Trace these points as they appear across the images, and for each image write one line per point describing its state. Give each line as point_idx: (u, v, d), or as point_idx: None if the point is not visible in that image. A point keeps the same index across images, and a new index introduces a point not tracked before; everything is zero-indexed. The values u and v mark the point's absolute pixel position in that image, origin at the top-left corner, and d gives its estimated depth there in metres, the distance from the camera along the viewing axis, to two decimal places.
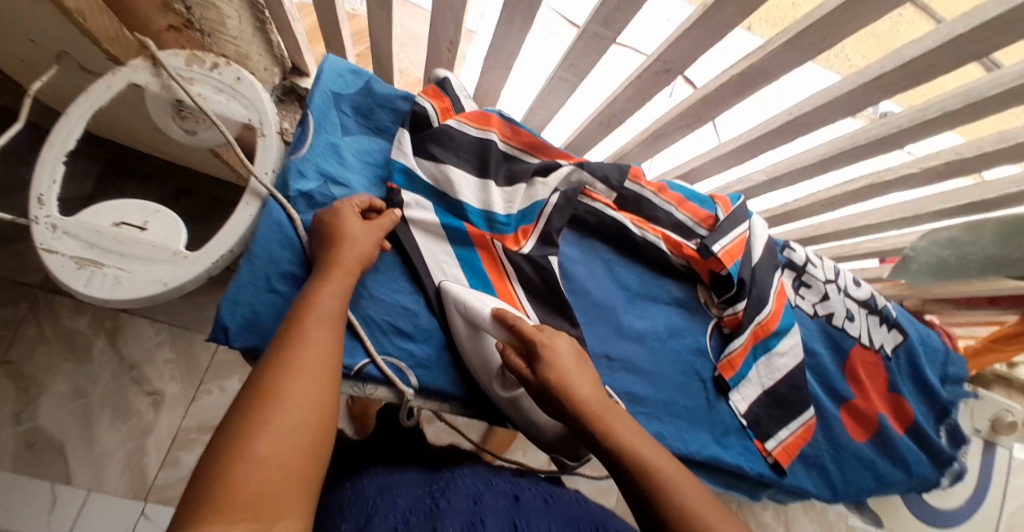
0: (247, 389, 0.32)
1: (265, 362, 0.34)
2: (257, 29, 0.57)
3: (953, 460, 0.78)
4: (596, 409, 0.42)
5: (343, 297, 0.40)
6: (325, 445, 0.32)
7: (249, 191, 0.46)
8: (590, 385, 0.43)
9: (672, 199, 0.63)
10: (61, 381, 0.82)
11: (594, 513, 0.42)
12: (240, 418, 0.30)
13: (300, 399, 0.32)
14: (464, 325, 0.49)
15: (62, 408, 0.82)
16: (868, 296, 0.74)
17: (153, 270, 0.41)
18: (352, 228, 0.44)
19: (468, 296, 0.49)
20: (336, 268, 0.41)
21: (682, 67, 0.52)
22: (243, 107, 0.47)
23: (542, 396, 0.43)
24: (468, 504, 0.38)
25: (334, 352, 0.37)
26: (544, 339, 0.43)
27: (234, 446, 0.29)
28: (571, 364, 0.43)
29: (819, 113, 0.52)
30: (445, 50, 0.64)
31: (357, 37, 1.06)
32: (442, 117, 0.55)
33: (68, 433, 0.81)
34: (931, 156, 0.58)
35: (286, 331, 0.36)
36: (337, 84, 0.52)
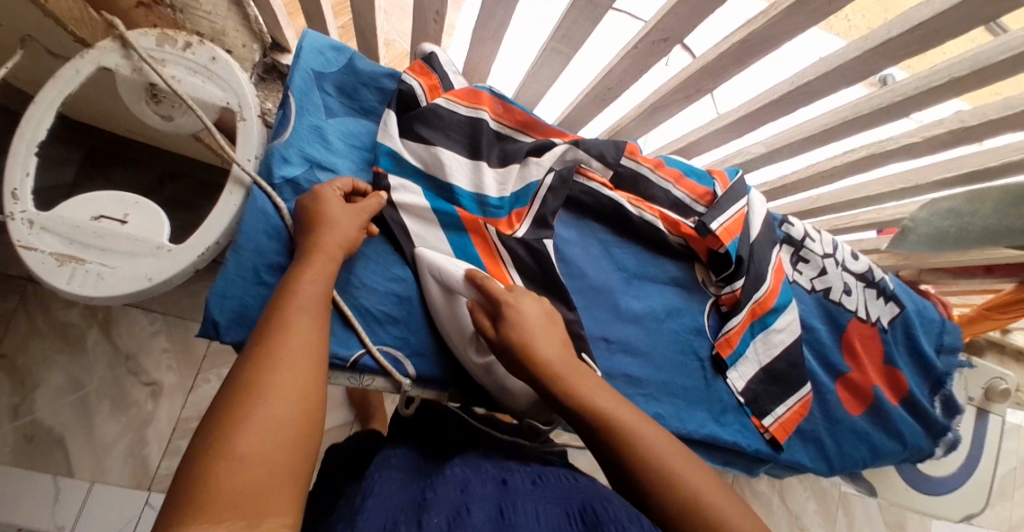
0: (228, 384, 0.32)
1: (246, 355, 0.34)
2: (230, 2, 0.53)
3: (946, 428, 0.79)
4: (558, 369, 0.42)
5: (326, 284, 0.39)
6: (311, 437, 0.32)
7: (232, 179, 0.44)
8: (553, 344, 0.44)
9: (669, 176, 0.62)
10: (55, 374, 0.81)
11: (587, 491, 0.40)
12: (222, 414, 0.30)
13: (281, 392, 0.31)
14: (437, 289, 0.48)
15: (59, 401, 0.81)
16: (866, 269, 0.74)
17: (137, 265, 0.40)
18: (333, 212, 0.42)
19: (442, 260, 0.48)
20: (316, 256, 0.40)
21: (680, 36, 0.50)
22: (220, 89, 0.44)
23: (504, 356, 0.43)
24: (455, 492, 0.37)
25: (318, 340, 0.36)
26: (511, 299, 0.44)
27: (217, 443, 0.28)
28: (538, 326, 0.44)
29: (820, 82, 0.51)
30: (432, 23, 0.61)
31: (340, 10, 1.02)
32: (430, 95, 0.53)
33: (66, 425, 0.81)
34: (934, 124, 0.57)
35: (267, 322, 0.35)
36: (318, 62, 0.50)
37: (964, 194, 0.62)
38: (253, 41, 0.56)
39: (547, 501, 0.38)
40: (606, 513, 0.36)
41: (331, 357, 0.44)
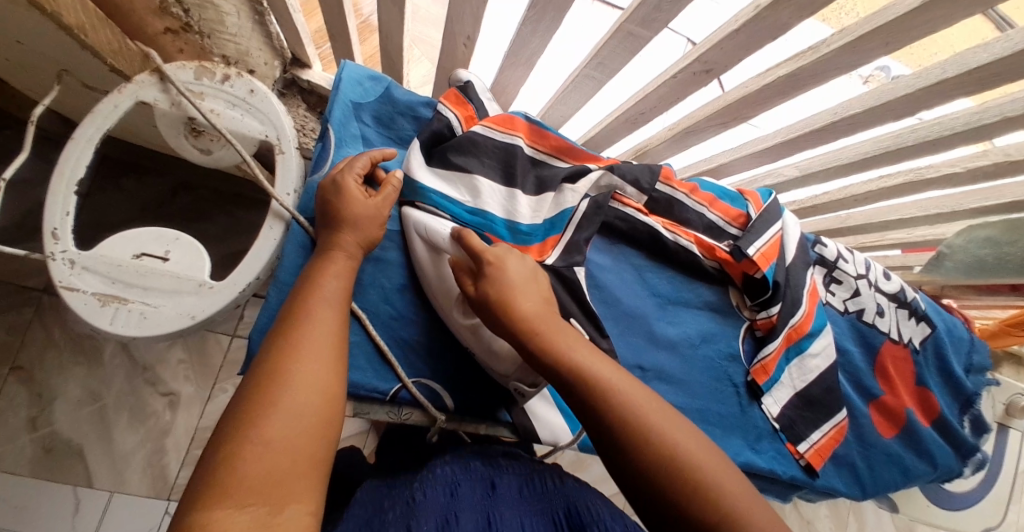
0: (254, 372, 0.31)
1: (269, 345, 0.33)
2: (256, 23, 0.52)
3: (976, 449, 0.77)
4: (534, 325, 0.40)
5: (347, 278, 0.39)
6: (333, 429, 0.31)
7: (271, 213, 0.43)
8: (535, 301, 0.42)
9: (704, 200, 0.61)
10: (73, 386, 0.81)
11: (567, 494, 0.40)
12: (246, 402, 0.30)
13: (305, 381, 0.31)
14: (424, 249, 0.47)
15: (78, 412, 0.81)
16: (898, 289, 0.72)
17: (179, 303, 0.39)
18: (359, 211, 0.41)
19: (428, 218, 0.47)
20: (335, 253, 0.39)
21: (722, 68, 0.49)
22: (259, 121, 0.44)
23: (482, 312, 0.42)
24: (444, 496, 0.36)
25: (338, 333, 0.35)
26: (492, 257, 0.42)
27: (241, 430, 0.28)
28: (522, 286, 0.42)
29: (864, 116, 0.50)
30: (461, 47, 0.60)
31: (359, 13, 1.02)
32: (467, 125, 0.52)
33: (86, 436, 0.81)
34: (978, 155, 0.56)
35: (290, 314, 0.35)
36: (357, 92, 0.49)
37: (1003, 224, 0.63)
38: (275, 57, 0.58)
39: (530, 512, 0.38)
40: (587, 514, 0.38)
41: (371, 390, 0.44)
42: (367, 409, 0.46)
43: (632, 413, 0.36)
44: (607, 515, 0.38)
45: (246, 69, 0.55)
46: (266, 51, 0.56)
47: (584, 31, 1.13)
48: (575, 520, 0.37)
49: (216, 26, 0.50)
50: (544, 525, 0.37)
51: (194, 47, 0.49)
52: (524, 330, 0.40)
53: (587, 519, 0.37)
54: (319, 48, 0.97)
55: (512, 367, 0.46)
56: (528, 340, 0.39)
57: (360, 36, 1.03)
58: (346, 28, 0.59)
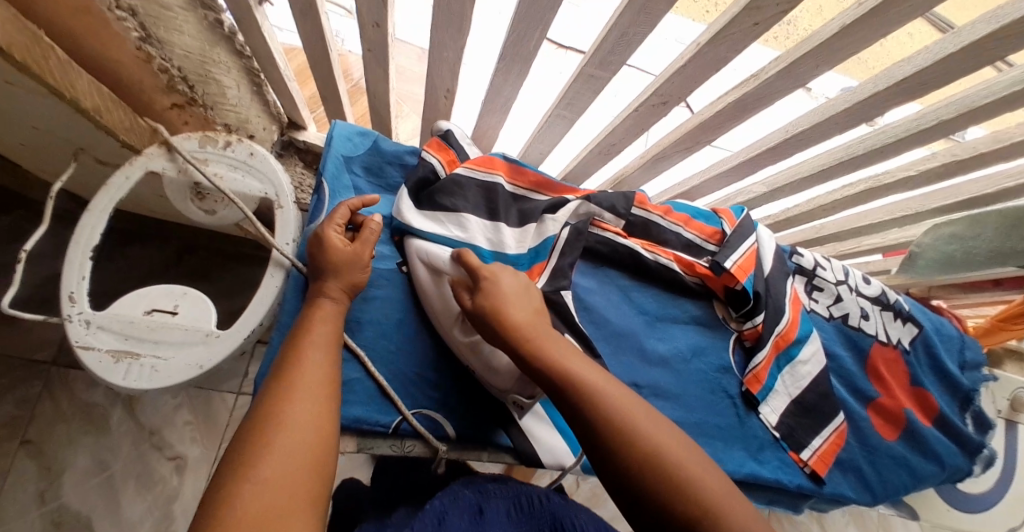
0: (251, 415, 0.34)
1: (265, 389, 0.35)
2: (255, 93, 0.60)
3: (983, 445, 0.77)
4: (525, 331, 0.43)
5: (335, 321, 0.41)
6: (327, 464, 0.33)
7: (272, 262, 0.46)
8: (528, 312, 0.45)
9: (679, 220, 0.65)
10: (80, 457, 0.81)
11: (557, 513, 0.42)
12: (243, 444, 0.32)
13: (299, 420, 0.33)
14: (426, 272, 0.51)
15: (84, 484, 0.81)
16: (879, 292, 0.75)
17: (188, 353, 0.41)
18: (338, 257, 0.43)
19: (429, 245, 0.51)
20: (324, 299, 0.42)
21: (677, 100, 0.54)
22: (258, 181, 0.47)
23: (481, 326, 0.44)
24: (434, 523, 0.38)
25: (330, 371, 0.38)
26: (487, 272, 0.46)
27: (239, 470, 0.30)
28: (514, 296, 0.45)
29: (813, 131, 0.55)
30: (443, 99, 0.66)
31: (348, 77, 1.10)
32: (449, 168, 0.56)
33: (93, 508, 0.80)
34: (926, 158, 0.61)
35: (283, 359, 0.37)
36: (346, 147, 0.54)
37: (965, 220, 0.65)
38: (272, 121, 0.66)
39: None
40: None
41: (374, 425, 0.46)
42: (372, 443, 0.47)
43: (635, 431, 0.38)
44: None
45: (246, 134, 0.62)
46: (263, 116, 0.63)
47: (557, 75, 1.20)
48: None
49: (218, 99, 0.55)
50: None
51: (198, 118, 0.55)
52: (521, 336, 0.42)
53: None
54: (313, 112, 1.03)
55: (511, 382, 0.48)
56: (518, 343, 0.42)
57: (351, 99, 1.11)
58: (336, 92, 0.65)
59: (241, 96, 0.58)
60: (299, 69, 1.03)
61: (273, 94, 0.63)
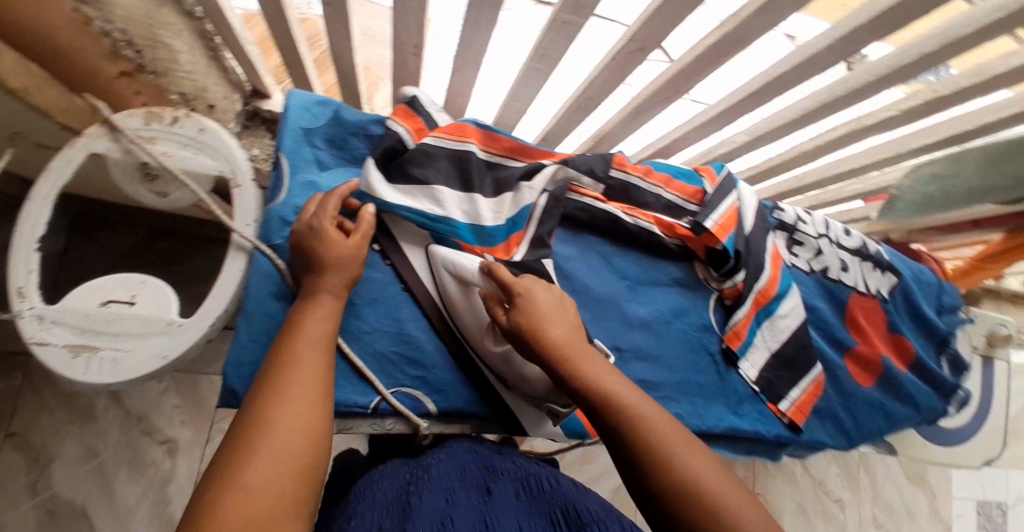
0: (242, 415, 0.33)
1: (258, 388, 0.35)
2: (210, 58, 0.59)
3: (956, 386, 0.80)
4: (565, 351, 0.43)
5: (333, 318, 0.40)
6: (315, 467, 0.33)
7: (232, 245, 0.43)
8: (563, 328, 0.45)
9: (659, 181, 0.63)
10: (68, 445, 0.82)
11: (564, 494, 0.43)
12: (231, 449, 0.31)
13: (288, 423, 0.32)
14: (453, 283, 0.49)
15: (75, 471, 0.82)
16: (860, 243, 0.75)
17: (149, 344, 0.40)
18: (338, 251, 0.42)
19: (453, 255, 0.49)
20: (320, 292, 0.40)
21: (654, 45, 0.51)
22: (212, 158, 0.44)
23: (518, 344, 0.44)
24: (441, 501, 0.38)
25: (323, 370, 0.37)
26: (522, 288, 0.45)
27: (224, 477, 0.29)
28: (550, 312, 0.45)
29: (794, 72, 0.53)
30: (410, 56, 0.62)
31: (313, 42, 1.04)
32: (417, 137, 0.52)
33: (87, 495, 0.82)
34: (909, 96, 0.60)
35: (275, 357, 0.36)
36: (305, 118, 0.48)
37: (945, 159, 0.69)
38: (230, 89, 0.63)
39: (529, 515, 0.40)
40: (585, 514, 0.40)
41: (352, 406, 0.46)
42: (352, 423, 0.47)
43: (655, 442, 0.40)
44: (602, 513, 0.41)
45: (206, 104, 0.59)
46: (221, 84, 0.60)
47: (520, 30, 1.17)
48: (573, 518, 0.39)
49: (171, 66, 0.52)
50: (543, 526, 0.39)
51: (150, 87, 0.51)
52: (560, 356, 0.43)
53: (585, 518, 0.39)
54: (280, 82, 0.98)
55: (544, 390, 0.49)
56: (557, 363, 0.43)
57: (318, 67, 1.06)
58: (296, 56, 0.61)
59: (195, 61, 0.56)
60: (260, 37, 0.99)
61: (232, 59, 0.62)
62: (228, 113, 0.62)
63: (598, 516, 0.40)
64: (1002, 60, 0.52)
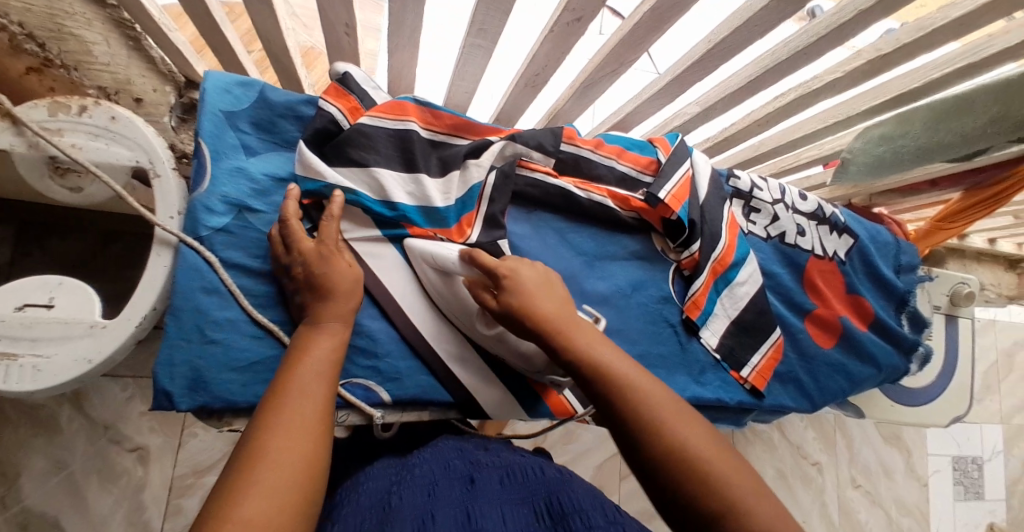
0: (239, 449, 0.31)
1: (257, 420, 0.33)
2: (133, 49, 0.49)
3: (916, 343, 0.82)
4: (559, 326, 0.43)
5: (338, 348, 0.40)
6: (312, 508, 0.31)
7: (157, 240, 0.41)
8: (553, 304, 0.45)
9: (612, 153, 0.62)
10: (36, 458, 0.79)
11: (550, 484, 0.42)
12: (227, 481, 0.29)
13: (287, 456, 0.31)
14: (436, 274, 0.49)
15: (43, 486, 0.80)
16: (816, 207, 0.76)
17: (72, 348, 0.38)
18: (347, 282, 0.42)
19: (431, 246, 0.48)
20: (324, 320, 0.40)
21: (592, 15, 0.50)
22: (127, 148, 0.41)
23: (511, 324, 0.44)
24: (422, 496, 0.38)
25: (326, 404, 0.36)
26: (506, 271, 0.44)
27: (220, 512, 0.27)
28: (539, 291, 0.45)
29: (733, 39, 0.54)
30: (344, 35, 0.61)
31: (247, 42, 1.05)
32: (353, 117, 0.49)
33: (60, 507, 0.81)
34: (851, 58, 0.60)
35: (277, 387, 0.35)
36: (226, 100, 0.45)
37: (895, 118, 0.67)
38: (165, 82, 0.52)
39: (512, 502, 0.39)
40: (568, 504, 0.38)
41: None
42: None
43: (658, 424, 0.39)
44: (587, 503, 0.39)
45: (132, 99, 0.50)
46: (150, 75, 0.51)
47: (456, 23, 1.21)
48: (557, 510, 0.38)
49: (83, 58, 0.47)
50: (525, 514, 0.38)
51: (65, 84, 0.47)
52: (553, 329, 0.43)
53: (568, 508, 0.38)
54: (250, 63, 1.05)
55: (544, 364, 0.50)
56: (551, 337, 0.43)
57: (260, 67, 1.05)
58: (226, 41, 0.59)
59: (111, 50, 0.48)
60: (192, 38, 0.98)
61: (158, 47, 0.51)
62: (162, 108, 0.52)
63: (580, 503, 0.39)
64: (940, 13, 0.51)
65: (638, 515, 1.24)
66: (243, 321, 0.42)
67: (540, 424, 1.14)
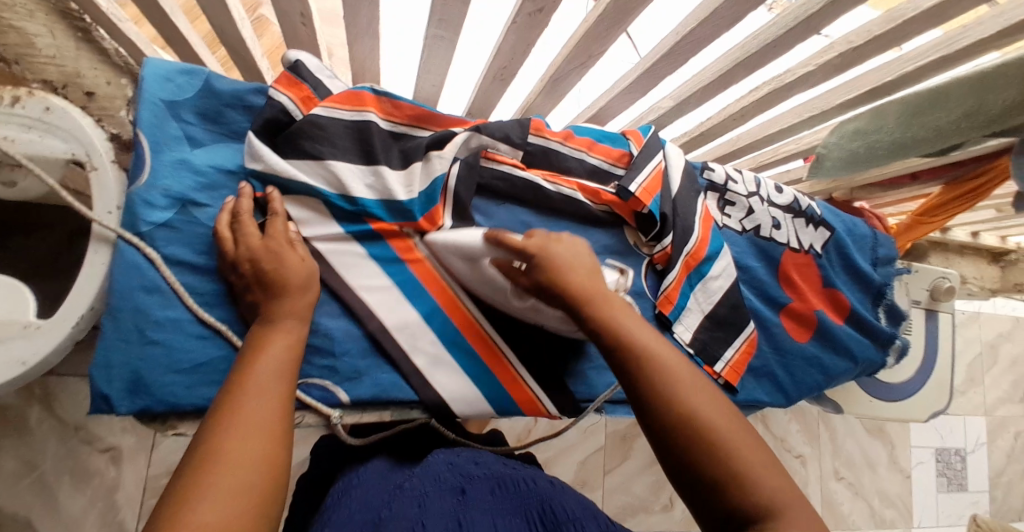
0: (190, 451, 0.29)
1: (210, 419, 0.31)
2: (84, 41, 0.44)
3: (892, 336, 0.81)
4: (589, 294, 0.42)
5: (296, 347, 0.38)
6: (274, 508, 0.29)
7: (94, 237, 0.39)
8: (583, 273, 0.43)
9: (581, 145, 0.61)
10: (7, 460, 0.77)
11: (541, 492, 0.42)
12: (176, 488, 0.27)
13: (247, 454, 0.29)
14: (461, 261, 0.48)
15: (16, 487, 0.77)
16: (792, 199, 0.75)
17: (3, 350, 0.36)
18: (297, 279, 0.41)
19: (454, 234, 0.47)
20: (282, 316, 0.39)
21: (554, 5, 0.48)
22: (62, 140, 0.39)
23: (542, 295, 0.43)
24: (412, 508, 0.37)
25: (285, 403, 0.34)
26: (536, 246, 0.43)
27: (172, 515, 0.25)
28: (568, 261, 0.43)
29: (700, 32, 0.53)
30: (302, 25, 0.59)
31: (211, 41, 1.02)
32: (306, 107, 0.48)
33: (31, 507, 0.78)
34: (824, 50, 0.59)
35: (233, 383, 0.33)
36: (168, 90, 0.43)
37: (870, 113, 0.66)
38: (122, 75, 0.47)
39: (502, 513, 0.39)
40: (562, 513, 0.38)
41: None
42: None
43: (673, 397, 0.37)
44: (580, 512, 0.39)
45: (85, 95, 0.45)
46: (103, 68, 0.45)
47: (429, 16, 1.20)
48: (551, 519, 0.38)
49: (23, 51, 0.41)
50: (520, 526, 0.38)
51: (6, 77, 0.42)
52: (581, 297, 0.41)
53: (562, 518, 0.38)
54: (217, 53, 1.03)
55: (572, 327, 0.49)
56: (577, 302, 0.42)
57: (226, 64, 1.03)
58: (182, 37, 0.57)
59: (57, 44, 0.42)
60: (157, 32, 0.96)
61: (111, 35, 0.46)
62: (119, 102, 0.47)
63: (575, 512, 0.39)
64: (911, 5, 0.50)
65: (623, 510, 1.24)
66: (188, 320, 0.41)
67: (522, 423, 1.13)
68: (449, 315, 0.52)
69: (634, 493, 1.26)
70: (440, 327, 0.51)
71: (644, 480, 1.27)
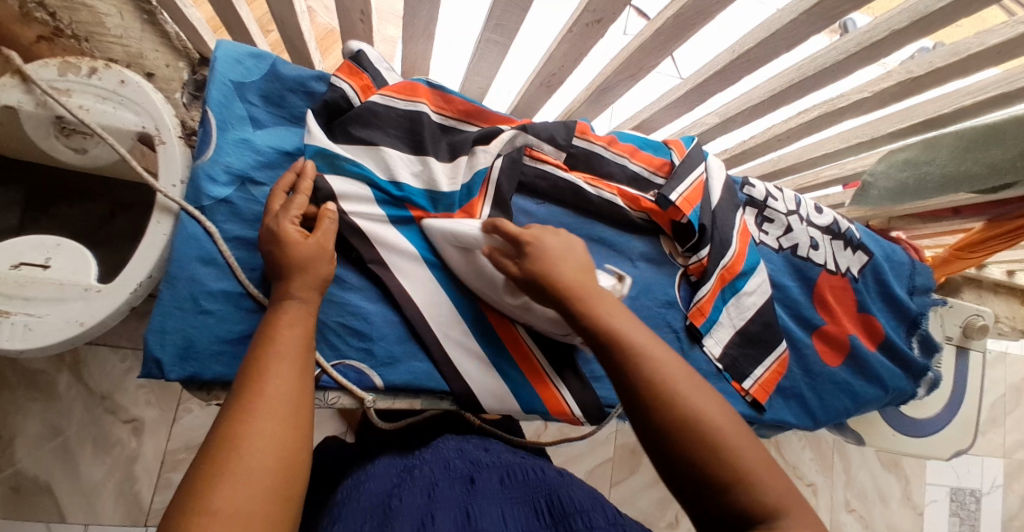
0: (210, 435, 0.30)
1: (227, 404, 0.32)
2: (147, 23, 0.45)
3: (926, 368, 0.79)
4: (582, 289, 0.42)
5: (305, 327, 0.37)
6: (289, 492, 0.30)
7: (157, 207, 0.40)
8: (572, 267, 0.44)
9: (624, 152, 0.61)
10: (33, 423, 0.81)
11: (549, 483, 0.42)
12: (196, 472, 0.28)
13: (261, 441, 0.30)
14: (458, 254, 0.49)
15: (41, 449, 0.81)
16: (832, 221, 0.74)
17: (65, 310, 0.37)
18: (301, 254, 0.39)
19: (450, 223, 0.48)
20: (294, 296, 0.38)
21: (612, 17, 0.48)
22: (134, 113, 0.41)
23: (532, 289, 0.44)
24: (422, 498, 0.37)
25: (300, 387, 0.34)
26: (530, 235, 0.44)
27: (192, 501, 0.26)
28: (559, 254, 0.44)
29: (758, 51, 0.53)
30: (359, 21, 0.61)
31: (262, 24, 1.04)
32: (365, 95, 0.49)
33: (52, 472, 0.81)
34: (883, 77, 0.58)
35: (249, 367, 0.33)
36: (237, 71, 0.45)
37: (921, 143, 0.64)
38: (179, 58, 0.48)
39: (510, 502, 0.39)
40: (570, 504, 0.38)
41: None
42: None
43: (689, 408, 0.36)
44: (588, 504, 0.39)
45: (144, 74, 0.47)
46: (164, 50, 0.46)
47: (473, 17, 1.21)
48: (557, 509, 0.38)
49: (94, 29, 0.44)
50: (527, 514, 0.38)
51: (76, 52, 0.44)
52: (573, 295, 0.42)
53: (570, 508, 0.38)
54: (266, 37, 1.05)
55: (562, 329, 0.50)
56: (571, 304, 0.41)
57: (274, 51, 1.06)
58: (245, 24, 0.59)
59: (123, 25, 0.44)
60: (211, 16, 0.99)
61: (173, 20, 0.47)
62: (175, 84, 0.48)
63: (583, 503, 0.39)
64: (977, 39, 0.49)
65: None
66: (239, 295, 0.42)
67: (533, 426, 1.13)
68: (483, 307, 0.52)
69: (639, 507, 1.24)
70: (475, 321, 0.51)
71: (650, 495, 1.25)
